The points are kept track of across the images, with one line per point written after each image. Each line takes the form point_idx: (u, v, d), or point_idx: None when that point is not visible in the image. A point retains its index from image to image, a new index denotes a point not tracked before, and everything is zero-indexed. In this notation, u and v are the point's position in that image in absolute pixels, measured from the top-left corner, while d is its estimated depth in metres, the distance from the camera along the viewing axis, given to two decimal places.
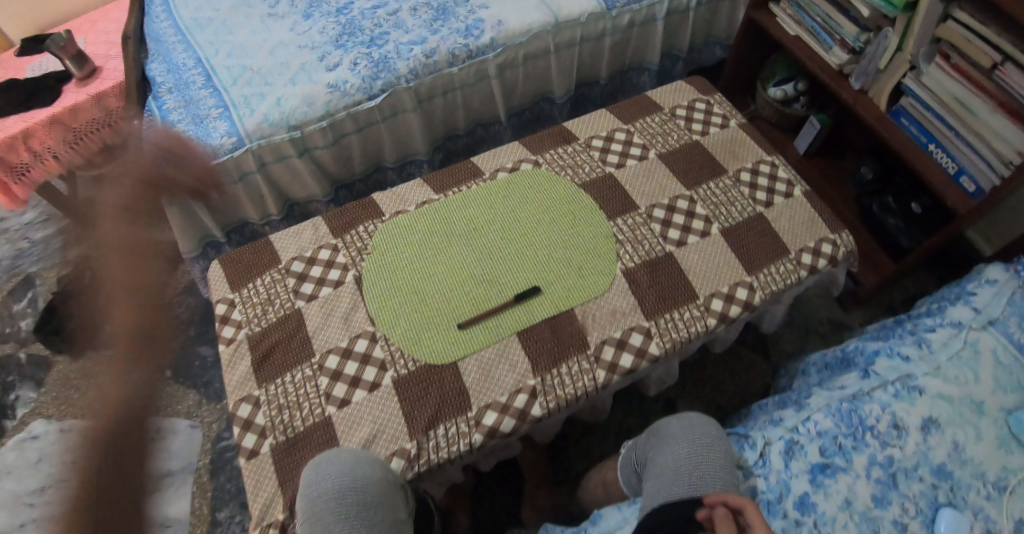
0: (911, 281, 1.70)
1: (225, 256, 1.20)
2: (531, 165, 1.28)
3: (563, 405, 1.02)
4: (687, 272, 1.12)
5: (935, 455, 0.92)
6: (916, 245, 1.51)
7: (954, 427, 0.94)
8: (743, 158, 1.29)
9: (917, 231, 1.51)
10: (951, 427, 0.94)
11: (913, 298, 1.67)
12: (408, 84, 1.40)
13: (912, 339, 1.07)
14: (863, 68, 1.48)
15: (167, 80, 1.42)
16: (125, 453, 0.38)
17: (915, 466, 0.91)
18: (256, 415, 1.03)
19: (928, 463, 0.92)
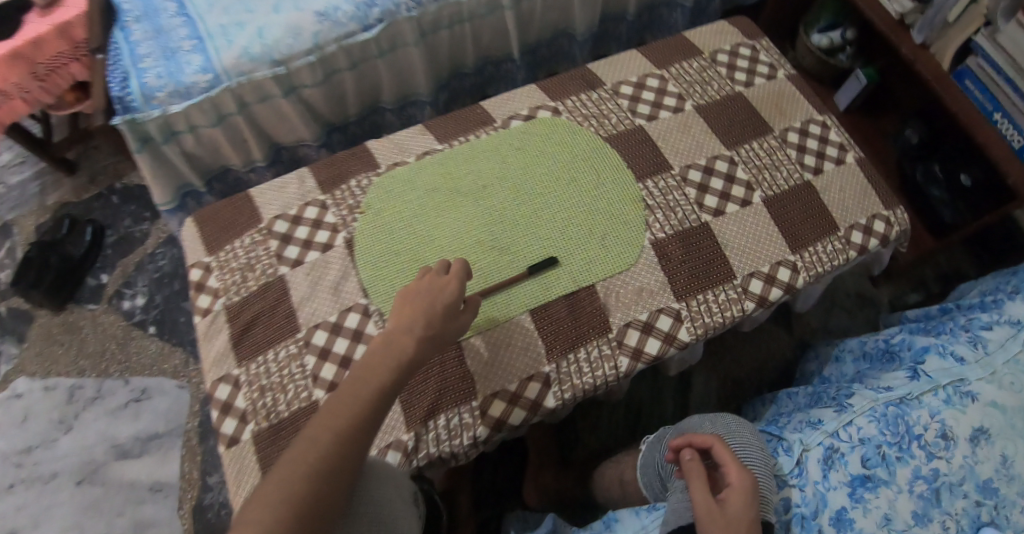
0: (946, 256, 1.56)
1: (201, 212, 1.06)
2: (550, 112, 1.11)
3: (579, 395, 0.90)
4: (724, 246, 0.99)
5: (983, 469, 0.82)
6: (959, 222, 1.34)
7: (1005, 439, 0.84)
8: (791, 116, 1.12)
9: (962, 205, 1.34)
10: (1003, 439, 0.84)
11: (946, 273, 1.52)
12: (409, 13, 1.22)
13: (965, 337, 0.94)
14: (929, 20, 1.26)
15: (135, 6, 1.24)
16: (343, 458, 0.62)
17: (961, 481, 0.82)
18: (236, 397, 0.93)
19: (974, 478, 0.82)
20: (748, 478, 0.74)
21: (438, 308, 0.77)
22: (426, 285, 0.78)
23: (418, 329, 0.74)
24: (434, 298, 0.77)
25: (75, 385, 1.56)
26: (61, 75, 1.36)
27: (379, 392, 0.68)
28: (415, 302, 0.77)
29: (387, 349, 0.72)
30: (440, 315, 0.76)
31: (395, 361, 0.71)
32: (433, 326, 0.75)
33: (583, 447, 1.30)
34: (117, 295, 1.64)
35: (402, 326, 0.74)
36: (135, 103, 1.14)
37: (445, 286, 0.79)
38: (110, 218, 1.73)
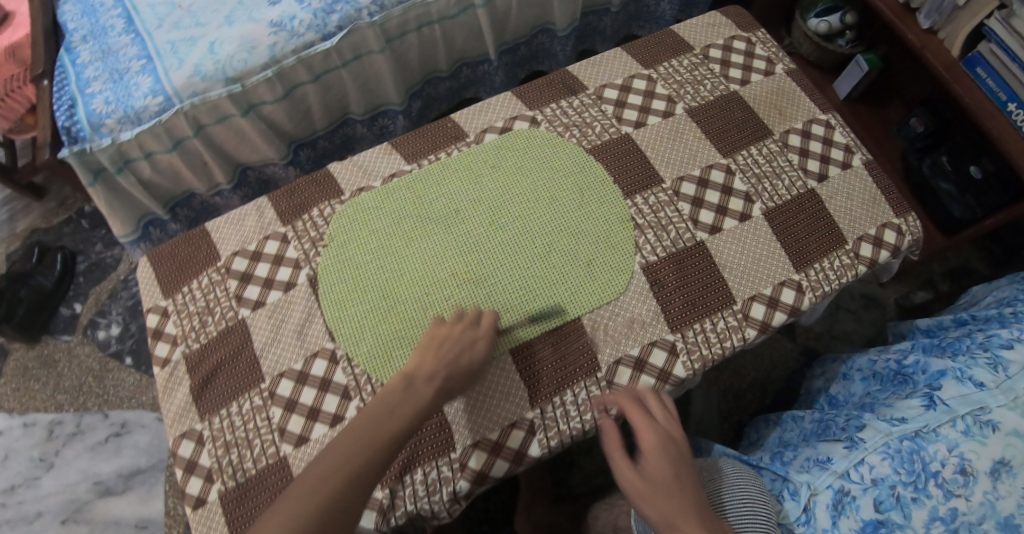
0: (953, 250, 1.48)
1: (156, 250, 0.98)
2: (527, 122, 1.02)
3: (567, 441, 0.83)
4: (721, 268, 0.91)
5: (1005, 506, 0.75)
6: (969, 218, 1.27)
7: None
8: (792, 116, 1.03)
9: (971, 200, 1.26)
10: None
11: (955, 270, 1.47)
12: (371, 19, 1.13)
13: (984, 358, 0.86)
14: (936, 3, 1.17)
15: (80, 26, 1.15)
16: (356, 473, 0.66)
17: (981, 520, 0.74)
18: (200, 455, 0.86)
19: (996, 515, 0.75)
20: (654, 431, 0.76)
21: (463, 361, 0.79)
22: (453, 335, 0.81)
23: (441, 379, 0.77)
24: (462, 351, 0.79)
25: (55, 421, 1.50)
26: (17, 98, 1.31)
27: (394, 435, 0.70)
28: (445, 351, 0.79)
29: (410, 394, 0.74)
30: (466, 371, 0.79)
31: (414, 409, 0.73)
32: (455, 378, 0.78)
33: (580, 471, 1.23)
34: (91, 325, 1.57)
35: (427, 374, 0.76)
36: (83, 133, 1.07)
37: (471, 340, 0.81)
38: (80, 244, 1.66)
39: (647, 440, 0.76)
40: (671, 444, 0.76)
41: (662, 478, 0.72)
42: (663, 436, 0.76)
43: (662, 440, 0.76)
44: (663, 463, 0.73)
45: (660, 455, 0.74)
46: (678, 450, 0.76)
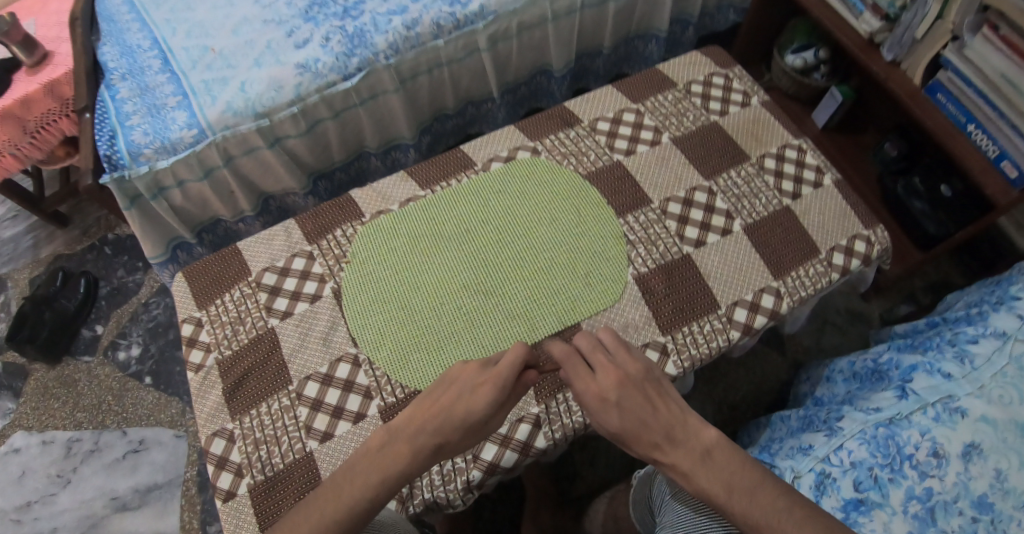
0: (932, 267, 1.59)
1: (189, 267, 1.06)
2: (529, 152, 1.14)
3: (570, 434, 0.92)
4: (707, 277, 1.01)
5: (977, 486, 0.84)
6: (944, 233, 1.36)
7: (998, 454, 0.86)
8: (767, 142, 1.15)
9: (944, 216, 1.36)
10: (995, 454, 0.86)
11: (935, 284, 1.57)
12: (387, 62, 1.25)
13: (953, 352, 0.96)
14: (897, 38, 1.30)
15: (119, 66, 1.26)
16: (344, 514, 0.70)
17: (956, 499, 0.83)
18: (231, 452, 0.93)
19: (969, 494, 0.83)
20: (594, 383, 0.78)
21: (456, 416, 0.77)
22: (441, 391, 0.80)
23: (423, 439, 0.75)
24: (448, 409, 0.77)
25: (73, 438, 1.55)
26: (51, 132, 1.43)
27: (355, 503, 0.70)
28: (432, 408, 0.78)
29: (384, 456, 0.75)
30: (460, 425, 0.76)
31: (384, 471, 0.73)
32: (442, 436, 0.76)
33: (584, 481, 1.28)
34: (112, 346, 1.64)
35: (408, 433, 0.76)
36: (123, 161, 1.16)
37: (470, 394, 0.78)
38: (103, 270, 1.74)
39: (590, 399, 0.78)
40: (615, 393, 0.76)
41: (625, 429, 0.75)
42: (601, 390, 0.77)
43: (600, 394, 0.77)
44: (614, 411, 0.75)
45: (611, 409, 0.76)
46: (620, 394, 0.76)
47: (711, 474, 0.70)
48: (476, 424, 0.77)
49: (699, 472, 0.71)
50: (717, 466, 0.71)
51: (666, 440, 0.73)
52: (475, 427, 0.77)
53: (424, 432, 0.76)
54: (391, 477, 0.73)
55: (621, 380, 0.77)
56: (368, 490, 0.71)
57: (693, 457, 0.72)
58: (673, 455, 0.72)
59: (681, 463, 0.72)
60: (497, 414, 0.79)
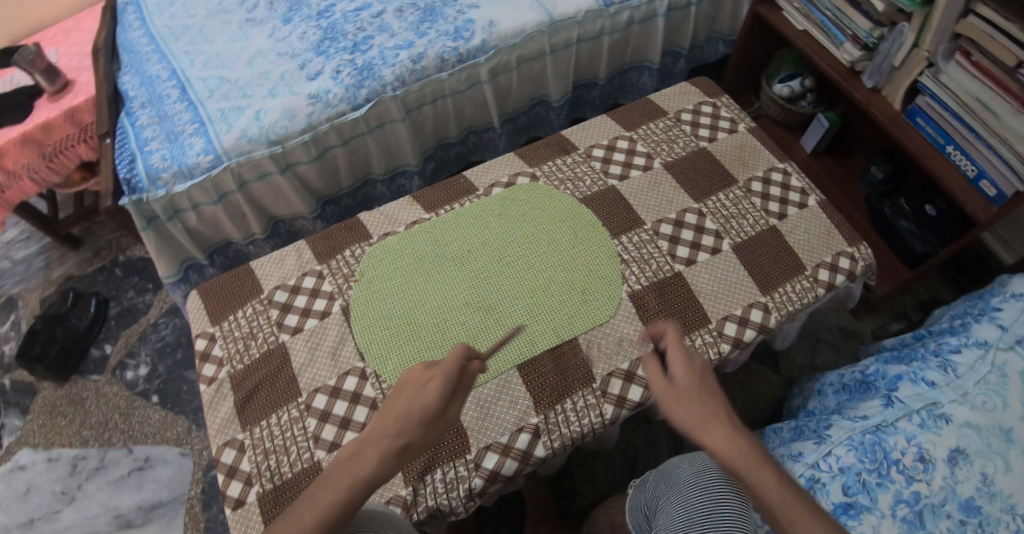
0: (922, 285, 1.65)
1: (203, 285, 1.11)
2: (528, 178, 1.20)
3: (567, 444, 0.96)
4: (698, 293, 1.06)
5: (963, 489, 0.88)
6: (931, 251, 1.42)
7: (983, 458, 0.90)
8: (754, 166, 1.21)
9: (931, 235, 1.42)
10: (981, 459, 0.90)
11: (925, 302, 1.62)
12: (394, 93, 1.32)
13: (936, 362, 1.02)
14: (877, 66, 1.39)
15: (139, 95, 1.33)
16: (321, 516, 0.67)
17: (943, 502, 0.88)
18: (241, 461, 0.96)
19: (956, 498, 0.88)
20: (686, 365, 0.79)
21: (414, 412, 0.76)
22: (397, 394, 0.79)
23: (388, 441, 0.73)
24: (405, 406, 0.76)
25: (79, 455, 1.58)
26: (68, 156, 1.49)
27: (329, 507, 0.68)
28: (392, 409, 0.77)
29: (353, 459, 0.72)
30: (419, 420, 0.75)
31: (354, 473, 0.71)
32: (406, 434, 0.74)
33: (583, 496, 1.31)
34: (120, 366, 1.68)
35: (374, 437, 0.74)
36: (141, 184, 1.22)
37: (425, 387, 0.78)
38: (113, 291, 1.79)
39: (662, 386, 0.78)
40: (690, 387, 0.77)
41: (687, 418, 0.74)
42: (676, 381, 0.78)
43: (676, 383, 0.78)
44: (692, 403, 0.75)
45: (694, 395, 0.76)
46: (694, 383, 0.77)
47: (765, 464, 0.70)
48: (435, 419, 0.77)
49: (741, 457, 0.70)
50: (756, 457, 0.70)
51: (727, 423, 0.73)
52: (435, 422, 0.77)
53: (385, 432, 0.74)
54: (359, 475, 0.71)
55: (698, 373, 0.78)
56: (338, 491, 0.69)
57: (740, 446, 0.71)
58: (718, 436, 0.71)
59: (724, 447, 0.71)
60: (456, 404, 0.79)
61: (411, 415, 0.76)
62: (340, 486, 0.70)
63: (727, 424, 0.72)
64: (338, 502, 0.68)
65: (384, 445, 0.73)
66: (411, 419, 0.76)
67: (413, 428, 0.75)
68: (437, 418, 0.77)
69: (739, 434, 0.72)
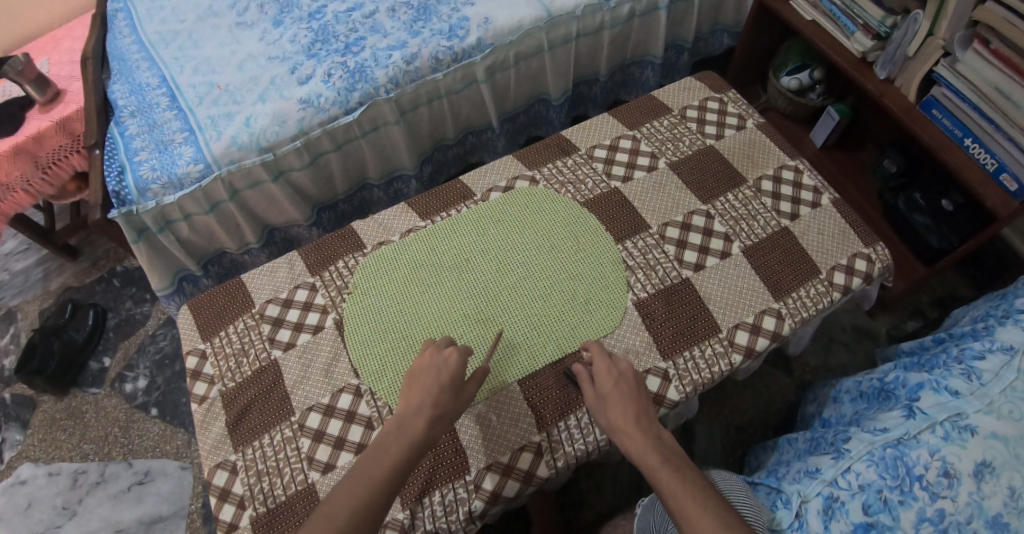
0: (939, 281, 1.59)
1: (193, 300, 1.07)
2: (527, 181, 1.15)
3: (572, 462, 0.92)
4: (706, 301, 1.02)
5: (990, 505, 0.83)
6: (947, 247, 1.36)
7: (1011, 471, 0.85)
8: (763, 164, 1.16)
9: (947, 230, 1.35)
10: (1009, 471, 0.85)
11: (942, 298, 1.57)
12: (387, 95, 1.28)
13: (959, 369, 0.96)
14: (889, 55, 1.32)
15: (129, 103, 1.30)
16: (381, 483, 0.70)
17: (969, 519, 0.82)
18: (234, 483, 0.92)
19: (983, 514, 0.83)
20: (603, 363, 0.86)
21: (443, 383, 0.81)
22: (418, 370, 0.83)
23: (426, 411, 0.78)
24: (435, 377, 0.81)
25: (79, 470, 1.55)
26: (62, 167, 1.46)
27: (387, 473, 0.71)
28: (420, 385, 0.81)
29: (399, 432, 0.75)
30: (447, 392, 0.80)
31: (405, 444, 0.74)
32: (440, 404, 0.79)
33: (590, 507, 1.27)
34: (119, 379, 1.66)
35: (413, 409, 0.78)
36: (131, 196, 1.19)
37: (447, 358, 0.84)
38: (111, 301, 1.77)
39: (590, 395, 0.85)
40: (610, 392, 0.83)
41: (608, 423, 0.81)
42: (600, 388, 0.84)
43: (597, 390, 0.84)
44: (608, 406, 0.82)
45: (616, 395, 0.82)
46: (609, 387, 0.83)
47: (650, 451, 0.75)
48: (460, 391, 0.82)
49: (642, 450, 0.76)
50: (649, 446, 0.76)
51: (635, 424, 0.78)
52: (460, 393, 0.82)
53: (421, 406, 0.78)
54: (407, 444, 0.74)
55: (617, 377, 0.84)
56: (394, 457, 0.72)
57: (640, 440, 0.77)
58: (625, 437, 0.78)
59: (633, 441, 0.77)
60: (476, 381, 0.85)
61: (439, 388, 0.80)
62: (394, 453, 0.73)
63: (631, 423, 0.78)
64: (395, 469, 0.72)
65: (422, 415, 0.77)
66: (440, 390, 0.80)
67: (444, 399, 0.80)
68: (462, 391, 0.82)
69: (640, 430, 0.77)
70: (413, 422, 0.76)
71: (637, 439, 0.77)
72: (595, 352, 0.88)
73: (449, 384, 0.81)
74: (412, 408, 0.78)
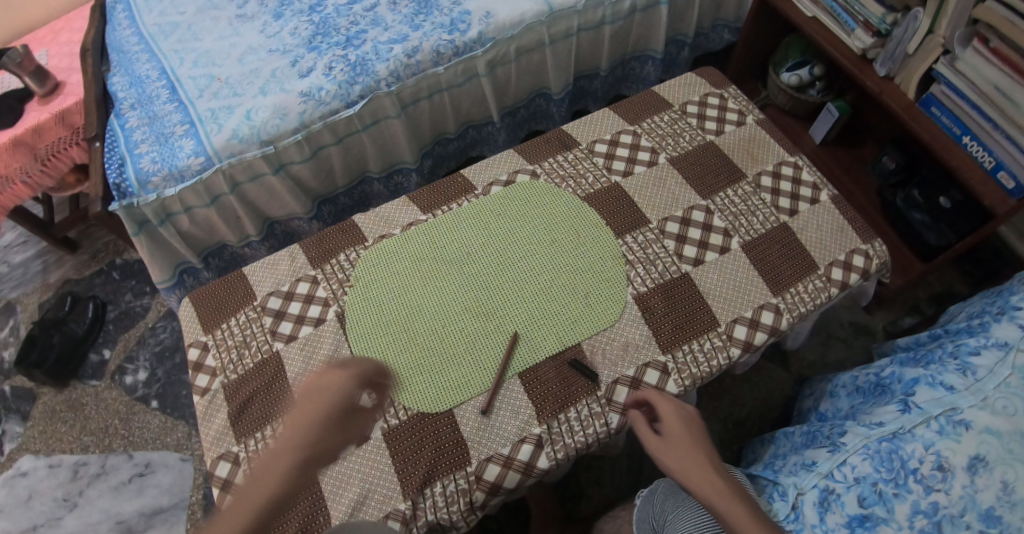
0: (936, 278, 1.60)
1: (194, 292, 1.07)
2: (528, 175, 1.15)
3: (572, 454, 0.93)
4: (705, 295, 1.02)
5: (983, 498, 0.84)
6: (945, 244, 1.37)
7: (1004, 465, 0.85)
8: (763, 160, 1.16)
9: (946, 227, 1.36)
10: (1002, 465, 0.85)
11: (939, 295, 1.58)
12: (388, 88, 1.28)
13: (955, 365, 0.98)
14: (889, 53, 1.33)
15: (128, 96, 1.30)
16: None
17: (962, 512, 0.83)
18: (236, 474, 0.93)
19: (976, 507, 0.83)
20: (671, 406, 0.86)
21: (326, 417, 0.70)
22: (313, 389, 0.72)
23: (296, 454, 0.68)
24: (327, 405, 0.70)
25: (80, 461, 1.56)
26: (62, 159, 1.42)
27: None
28: (300, 418, 0.70)
29: (261, 480, 0.66)
30: (327, 426, 0.70)
31: (264, 497, 0.65)
32: (315, 441, 0.69)
33: (588, 500, 1.29)
34: (119, 371, 1.66)
35: (281, 448, 0.68)
36: (132, 189, 1.19)
37: (337, 383, 0.73)
38: (111, 294, 1.77)
39: (651, 437, 0.84)
40: (679, 435, 0.83)
41: (676, 466, 0.80)
42: (666, 431, 0.84)
43: (664, 433, 0.84)
44: (675, 450, 0.82)
45: (688, 439, 0.82)
46: (680, 430, 0.83)
47: (735, 500, 0.75)
48: (341, 425, 0.72)
49: (720, 497, 0.76)
50: (725, 493, 0.76)
51: (711, 470, 0.79)
52: (341, 429, 0.72)
53: (288, 449, 0.68)
54: (265, 498, 0.65)
55: (686, 422, 0.85)
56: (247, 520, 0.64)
57: (719, 488, 0.77)
58: (700, 481, 0.78)
59: (710, 487, 0.77)
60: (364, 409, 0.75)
61: (315, 427, 0.70)
62: (249, 512, 0.64)
63: (707, 468, 0.79)
64: (251, 528, 0.64)
65: (289, 461, 0.67)
66: (316, 428, 0.69)
67: (318, 438, 0.69)
68: (345, 424, 0.72)
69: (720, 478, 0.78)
70: (276, 471, 0.67)
71: (718, 486, 0.77)
72: (655, 393, 0.88)
73: (328, 419, 0.71)
74: (280, 449, 0.68)
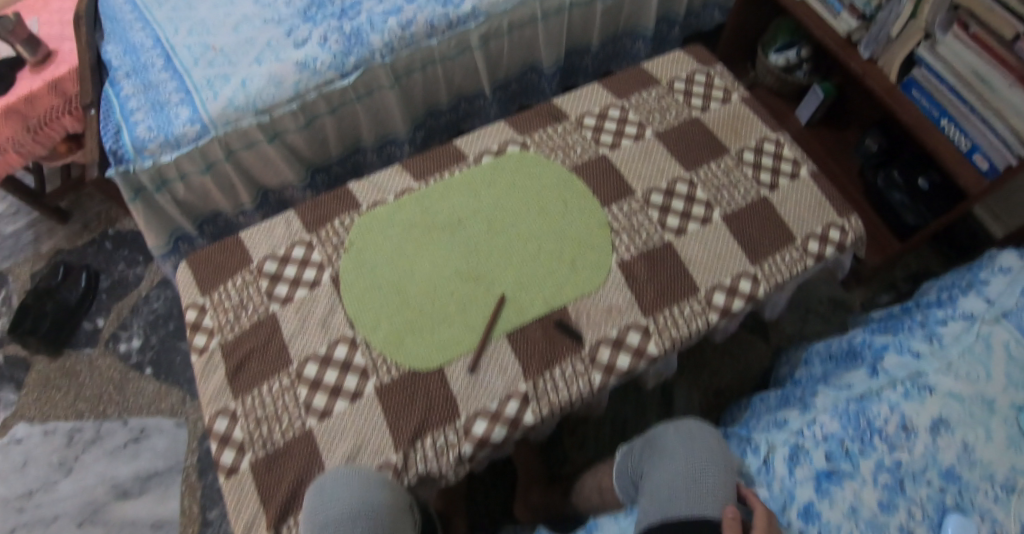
0: (913, 257, 1.66)
1: (192, 256, 1.10)
2: (518, 146, 1.19)
3: (557, 410, 0.97)
4: (687, 263, 1.07)
5: (944, 457, 0.89)
6: (922, 223, 1.42)
7: (965, 427, 0.91)
8: (746, 136, 1.20)
9: (924, 208, 1.41)
10: (962, 427, 0.91)
11: (916, 273, 1.63)
12: (383, 59, 1.30)
13: (923, 334, 1.04)
14: (873, 36, 1.37)
15: (123, 64, 1.31)
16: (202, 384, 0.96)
17: (924, 469, 0.88)
18: (233, 429, 0.96)
19: (937, 465, 0.89)
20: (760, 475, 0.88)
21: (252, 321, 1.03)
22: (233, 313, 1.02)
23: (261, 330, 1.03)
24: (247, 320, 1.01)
25: (75, 427, 1.58)
26: (53, 128, 1.46)
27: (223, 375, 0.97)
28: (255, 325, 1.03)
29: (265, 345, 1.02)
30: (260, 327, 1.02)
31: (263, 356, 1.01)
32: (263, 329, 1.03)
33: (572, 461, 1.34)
34: (113, 338, 1.68)
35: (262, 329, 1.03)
36: (128, 155, 1.21)
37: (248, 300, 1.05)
38: (104, 263, 1.79)
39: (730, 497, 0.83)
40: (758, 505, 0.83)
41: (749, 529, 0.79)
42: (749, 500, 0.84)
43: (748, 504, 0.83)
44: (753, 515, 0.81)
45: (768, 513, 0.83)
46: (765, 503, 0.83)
47: None
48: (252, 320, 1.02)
49: None
50: None
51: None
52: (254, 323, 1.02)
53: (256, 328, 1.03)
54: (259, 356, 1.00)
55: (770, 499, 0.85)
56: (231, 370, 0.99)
57: None
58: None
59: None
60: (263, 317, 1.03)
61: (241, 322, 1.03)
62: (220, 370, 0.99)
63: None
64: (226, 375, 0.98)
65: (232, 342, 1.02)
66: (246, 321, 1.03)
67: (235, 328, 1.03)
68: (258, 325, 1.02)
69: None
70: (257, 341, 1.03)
71: None
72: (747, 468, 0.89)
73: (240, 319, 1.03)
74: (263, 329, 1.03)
